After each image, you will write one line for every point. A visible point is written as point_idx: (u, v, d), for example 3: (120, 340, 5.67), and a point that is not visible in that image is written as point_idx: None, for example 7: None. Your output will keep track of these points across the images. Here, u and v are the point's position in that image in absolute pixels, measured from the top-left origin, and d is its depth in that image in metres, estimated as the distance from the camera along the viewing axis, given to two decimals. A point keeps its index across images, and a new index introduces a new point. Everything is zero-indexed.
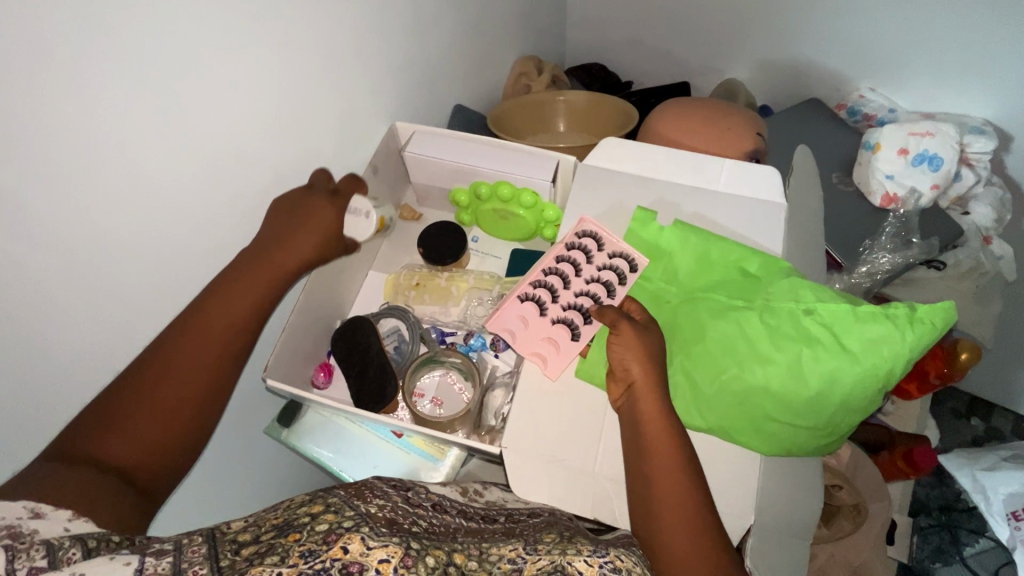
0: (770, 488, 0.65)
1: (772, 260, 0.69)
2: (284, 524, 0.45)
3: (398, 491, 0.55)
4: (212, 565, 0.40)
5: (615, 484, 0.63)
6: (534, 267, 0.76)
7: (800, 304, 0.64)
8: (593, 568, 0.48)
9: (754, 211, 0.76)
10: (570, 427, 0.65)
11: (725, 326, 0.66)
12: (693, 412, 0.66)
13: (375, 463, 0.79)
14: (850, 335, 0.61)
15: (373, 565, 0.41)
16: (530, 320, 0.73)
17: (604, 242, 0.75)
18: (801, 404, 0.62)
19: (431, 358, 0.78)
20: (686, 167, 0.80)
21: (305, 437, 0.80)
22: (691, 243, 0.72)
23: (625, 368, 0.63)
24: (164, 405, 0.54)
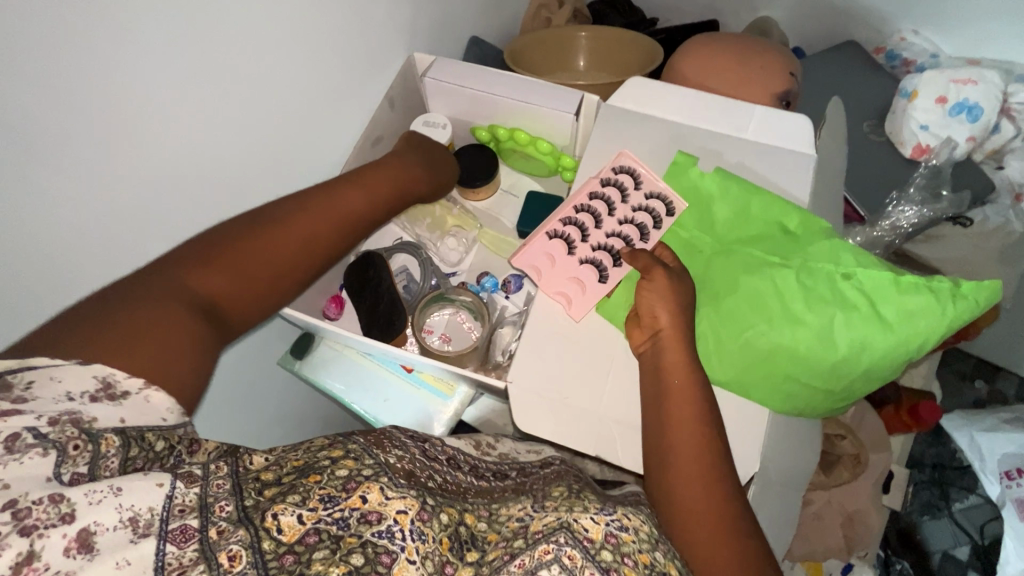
0: (773, 439, 0.65)
1: (814, 218, 0.67)
2: (306, 466, 0.47)
3: (416, 442, 0.58)
4: (237, 503, 0.42)
5: (619, 426, 0.64)
6: (568, 202, 0.73)
7: (839, 267, 0.63)
8: (600, 527, 0.49)
9: (779, 159, 0.73)
10: (578, 369, 0.66)
11: (759, 282, 0.65)
12: (713, 364, 0.65)
13: (385, 396, 0.81)
14: (887, 304, 0.60)
15: (391, 514, 0.44)
16: (557, 259, 0.71)
17: (642, 180, 0.73)
18: (824, 365, 0.62)
19: (442, 295, 0.78)
20: (718, 110, 0.76)
21: (317, 369, 0.82)
22: (732, 192, 0.70)
23: (654, 316, 0.63)
24: (247, 266, 0.55)
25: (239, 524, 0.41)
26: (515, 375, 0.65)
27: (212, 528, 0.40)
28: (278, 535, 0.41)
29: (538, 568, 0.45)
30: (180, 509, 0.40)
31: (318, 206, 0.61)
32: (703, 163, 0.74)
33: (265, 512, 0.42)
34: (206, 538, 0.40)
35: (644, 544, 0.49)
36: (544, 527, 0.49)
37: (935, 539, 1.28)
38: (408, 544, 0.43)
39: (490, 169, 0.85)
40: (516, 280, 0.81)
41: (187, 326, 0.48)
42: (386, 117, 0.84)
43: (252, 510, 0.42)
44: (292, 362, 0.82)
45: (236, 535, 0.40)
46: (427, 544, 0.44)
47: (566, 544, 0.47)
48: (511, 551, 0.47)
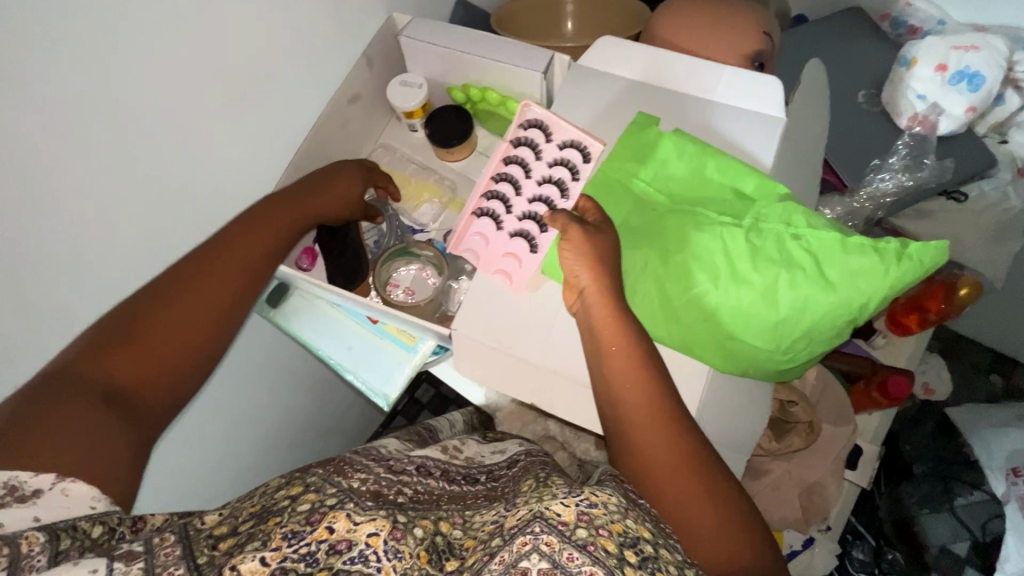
0: (714, 400, 0.66)
1: (769, 182, 0.66)
2: (262, 511, 0.50)
3: (380, 462, 0.61)
4: (189, 564, 0.44)
5: (561, 379, 0.65)
6: (483, 178, 0.73)
7: (789, 228, 0.62)
8: (571, 509, 0.49)
9: (744, 121, 0.72)
10: (525, 324, 0.67)
11: (709, 241, 0.64)
12: (658, 321, 0.65)
13: (349, 344, 0.85)
14: (833, 265, 0.59)
15: (361, 539, 0.47)
16: (491, 238, 0.71)
17: (551, 131, 0.73)
18: (767, 326, 0.61)
19: (405, 250, 0.81)
20: (684, 70, 0.75)
21: (288, 317, 0.85)
22: (688, 152, 0.69)
23: (575, 275, 0.62)
24: (157, 345, 0.58)
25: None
26: (459, 326, 0.67)
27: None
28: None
29: (518, 560, 0.46)
30: None
31: (227, 252, 0.65)
32: (665, 124, 0.73)
33: (222, 569, 0.43)
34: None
35: (616, 514, 0.50)
36: (517, 520, 0.49)
37: (933, 533, 1.20)
38: (384, 564, 0.46)
39: (462, 129, 0.86)
40: None
41: (88, 415, 0.52)
42: (365, 77, 0.86)
43: (207, 566, 0.45)
44: (265, 310, 0.85)
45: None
46: (405, 560, 0.47)
47: (541, 532, 0.47)
48: (490, 550, 0.49)
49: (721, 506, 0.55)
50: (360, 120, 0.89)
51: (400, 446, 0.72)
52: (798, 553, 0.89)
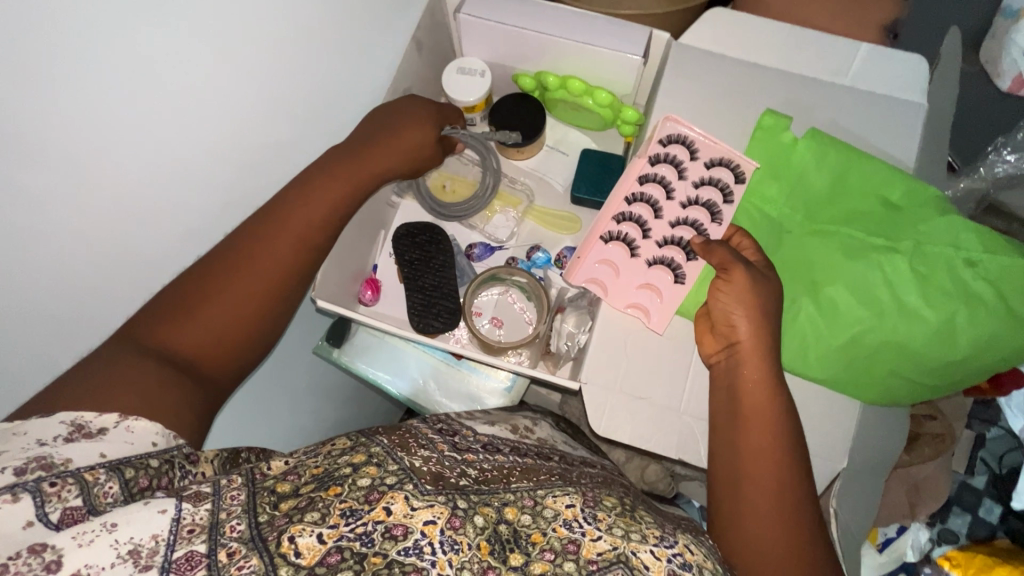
0: (864, 432, 0.59)
1: (923, 188, 0.58)
2: (325, 474, 0.40)
3: (443, 437, 0.50)
4: (250, 521, 0.36)
5: (701, 424, 0.57)
6: (614, 197, 0.64)
7: (960, 252, 0.55)
8: (661, 564, 0.39)
9: (883, 109, 0.62)
10: (654, 364, 0.58)
11: (867, 271, 0.57)
12: (809, 362, 0.57)
13: (435, 386, 0.75)
14: (1020, 296, 0.54)
15: (418, 527, 0.37)
16: (620, 267, 0.63)
17: (698, 146, 0.63)
18: (937, 363, 0.56)
19: (494, 275, 0.72)
20: (812, 50, 0.64)
21: (358, 357, 0.75)
22: (829, 161, 0.60)
23: (731, 323, 0.56)
24: (223, 331, 0.48)
25: (253, 547, 0.34)
26: (588, 376, 0.58)
27: (222, 551, 0.34)
28: (296, 559, 0.34)
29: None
30: (187, 531, 0.34)
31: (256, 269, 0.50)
32: (797, 126, 0.62)
33: (280, 534, 0.35)
34: (215, 562, 0.33)
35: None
36: (598, 556, 0.38)
37: None
38: (439, 558, 0.35)
39: (537, 124, 0.75)
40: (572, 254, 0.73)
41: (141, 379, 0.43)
42: (416, 65, 0.71)
43: (266, 528, 0.35)
44: (329, 350, 0.75)
45: (247, 564, 0.33)
46: (462, 554, 0.36)
47: None
48: None
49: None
50: None
51: (462, 420, 0.59)
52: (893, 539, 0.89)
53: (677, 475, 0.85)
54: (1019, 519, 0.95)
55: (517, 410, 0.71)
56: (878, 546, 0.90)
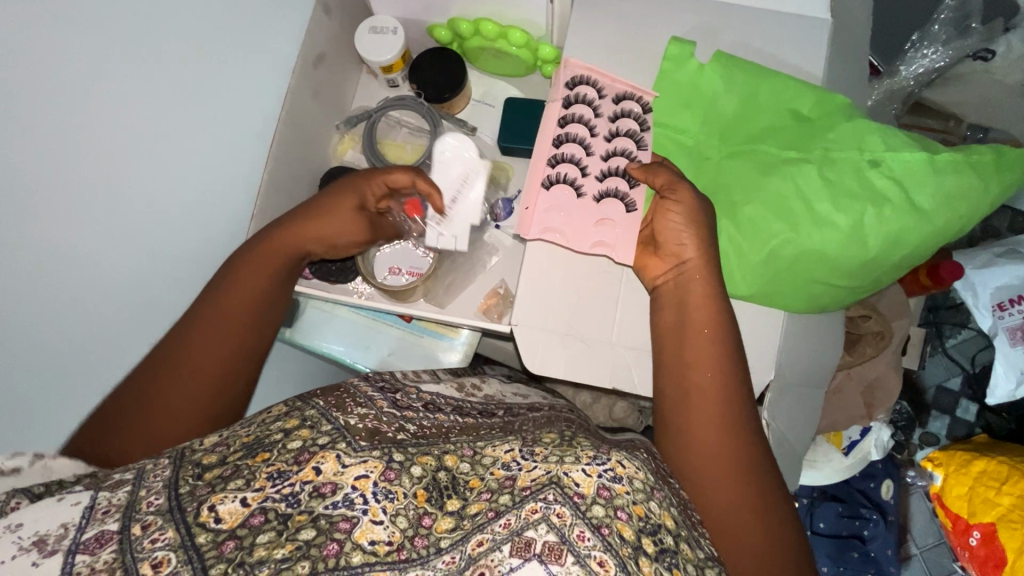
0: (793, 341, 0.62)
1: (831, 97, 0.59)
2: (255, 442, 0.43)
3: (384, 394, 0.52)
4: (170, 493, 0.39)
5: (633, 352, 0.60)
6: (541, 145, 0.61)
7: (866, 154, 0.57)
8: (591, 480, 0.43)
9: (788, 22, 0.63)
10: (583, 298, 0.60)
11: (780, 183, 0.58)
12: (735, 278, 0.59)
13: (389, 350, 0.76)
14: (922, 190, 0.55)
15: (349, 482, 0.40)
16: (571, 212, 0.59)
17: (602, 86, 0.62)
18: (852, 266, 0.57)
19: None
20: None
21: (310, 333, 0.75)
22: (736, 82, 0.61)
23: (680, 244, 0.56)
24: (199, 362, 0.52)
25: (169, 519, 0.37)
26: (518, 318, 0.60)
27: (136, 525, 0.36)
28: (217, 525, 0.37)
29: (525, 528, 0.40)
30: (102, 511, 0.37)
31: (233, 285, 0.55)
32: (702, 51, 0.63)
33: (199, 504, 0.37)
34: (128, 536, 0.36)
35: (639, 494, 0.44)
36: (532, 482, 0.42)
37: (928, 374, 1.04)
38: (372, 505, 0.40)
39: (458, 78, 0.74)
40: (505, 206, 0.75)
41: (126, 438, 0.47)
42: (326, 32, 0.70)
43: (186, 498, 0.38)
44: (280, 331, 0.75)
45: (162, 537, 0.36)
46: (397, 502, 0.40)
47: (556, 502, 0.41)
48: (496, 508, 0.41)
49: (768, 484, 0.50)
50: (330, 83, 0.74)
51: (408, 380, 0.60)
52: (857, 442, 0.93)
53: (643, 409, 0.88)
54: (994, 413, 1.00)
55: (466, 370, 0.73)
56: (843, 449, 0.93)
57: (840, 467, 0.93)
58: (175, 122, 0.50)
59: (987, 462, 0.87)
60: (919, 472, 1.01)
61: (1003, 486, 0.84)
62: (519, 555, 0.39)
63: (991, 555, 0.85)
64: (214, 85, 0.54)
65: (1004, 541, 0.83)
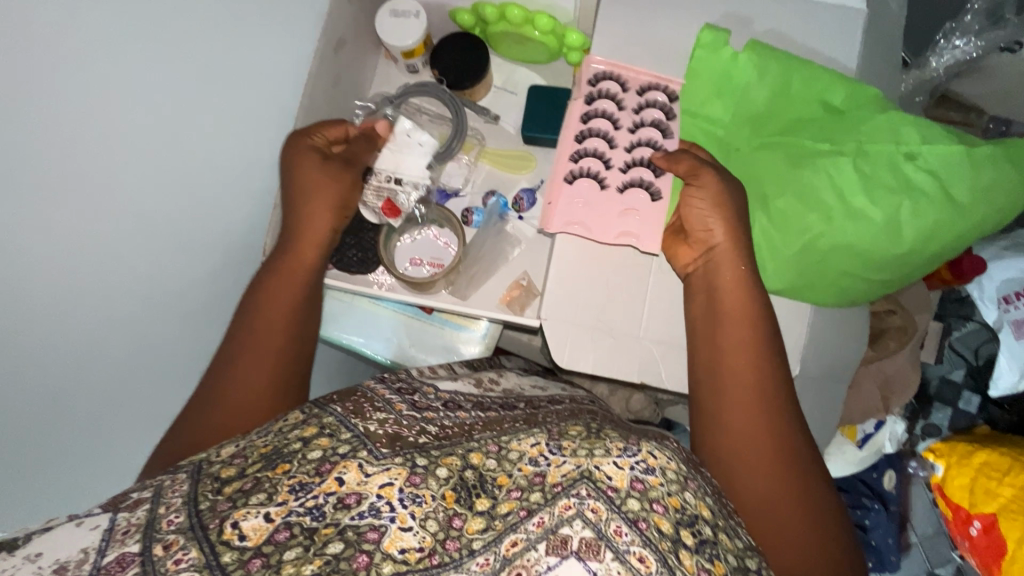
0: (820, 336, 0.61)
1: (863, 91, 0.58)
2: (273, 453, 0.42)
3: (403, 396, 0.51)
4: (190, 511, 0.38)
5: (660, 347, 0.59)
6: (565, 139, 0.60)
7: (901, 147, 0.56)
8: (623, 473, 0.42)
9: (824, 9, 0.61)
10: (612, 293, 0.59)
11: (814, 176, 0.57)
12: (768, 271, 0.58)
13: (408, 342, 0.75)
14: (960, 184, 0.54)
15: (373, 491, 0.39)
16: (596, 204, 0.59)
17: (627, 79, 0.61)
18: (886, 258, 0.57)
19: (401, 219, 0.70)
20: None
21: (329, 324, 0.74)
22: (769, 71, 0.59)
23: (707, 228, 0.56)
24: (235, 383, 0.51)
25: (191, 537, 0.36)
26: (547, 312, 0.59)
27: (158, 545, 0.36)
28: (242, 543, 0.36)
29: (559, 526, 0.39)
30: (122, 532, 0.36)
31: (263, 299, 0.55)
32: (736, 39, 0.61)
33: (221, 521, 0.37)
34: (150, 557, 0.35)
35: (673, 485, 0.43)
36: (562, 478, 0.42)
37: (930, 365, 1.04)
38: (399, 513, 0.39)
39: (481, 64, 0.72)
40: (528, 197, 0.73)
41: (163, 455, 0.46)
42: (346, 15, 0.68)
43: (207, 514, 0.38)
44: None
45: (186, 557, 0.35)
46: (426, 505, 0.40)
47: (589, 497, 0.40)
48: (528, 507, 0.40)
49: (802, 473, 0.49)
50: (349, 67, 0.72)
51: (422, 376, 0.59)
52: (871, 435, 0.93)
53: (661, 401, 0.87)
54: (997, 405, 1.00)
55: (484, 362, 0.72)
56: (857, 442, 0.93)
57: (854, 459, 0.94)
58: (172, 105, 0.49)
59: (989, 453, 0.88)
60: (920, 463, 1.01)
61: (1005, 477, 0.85)
62: (556, 553, 0.38)
63: (992, 545, 0.85)
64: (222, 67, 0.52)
65: (1003, 531, 0.83)
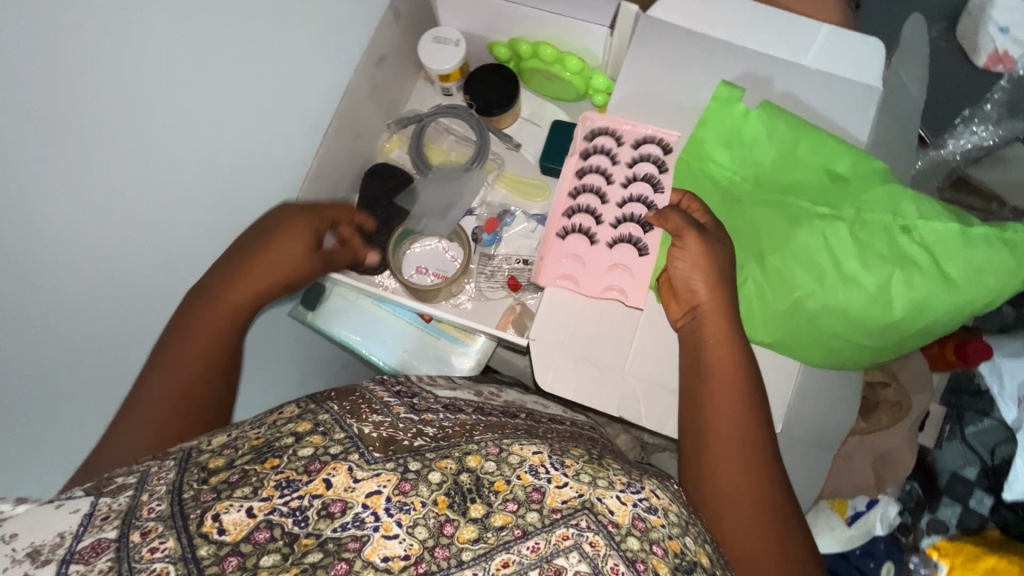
0: (805, 397, 0.61)
1: (867, 160, 0.59)
2: (264, 445, 0.39)
3: (401, 400, 0.50)
4: (172, 499, 0.34)
5: (643, 385, 0.60)
6: (561, 196, 0.66)
7: (899, 218, 0.56)
8: (626, 508, 0.40)
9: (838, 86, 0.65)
10: (601, 326, 0.61)
11: (809, 238, 0.58)
12: (756, 322, 0.60)
13: (403, 347, 0.77)
14: (953, 261, 0.54)
15: (359, 500, 0.35)
16: (586, 256, 0.63)
17: (622, 135, 0.66)
18: (874, 328, 0.57)
19: (410, 231, 0.75)
20: (779, 26, 0.65)
21: (331, 320, 0.77)
22: (778, 132, 0.61)
23: (690, 289, 0.56)
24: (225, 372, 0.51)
25: (170, 527, 0.32)
26: (537, 332, 0.61)
27: (135, 532, 0.32)
28: (220, 537, 0.32)
29: (554, 555, 0.35)
30: (100, 518, 0.33)
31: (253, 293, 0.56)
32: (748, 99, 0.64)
33: (203, 513, 0.33)
34: (126, 544, 0.31)
35: (676, 528, 0.42)
36: (562, 504, 0.38)
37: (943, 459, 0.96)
38: (385, 521, 0.35)
39: (511, 95, 0.77)
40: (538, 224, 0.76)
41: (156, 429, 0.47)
42: (394, 35, 0.73)
43: (190, 504, 0.34)
44: (302, 315, 0.77)
45: (162, 546, 0.31)
46: (414, 513, 0.36)
47: (588, 529, 0.37)
48: (523, 526, 0.36)
49: (780, 535, 0.48)
50: (388, 84, 0.77)
51: (423, 384, 0.60)
52: (862, 513, 0.90)
53: (647, 446, 0.86)
54: (1011, 510, 0.91)
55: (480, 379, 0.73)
56: (846, 519, 0.90)
57: (841, 538, 0.90)
58: (229, 96, 0.53)
59: (997, 560, 0.81)
60: (923, 559, 0.92)
61: None
62: None
63: None
64: (277, 70, 0.58)
65: None
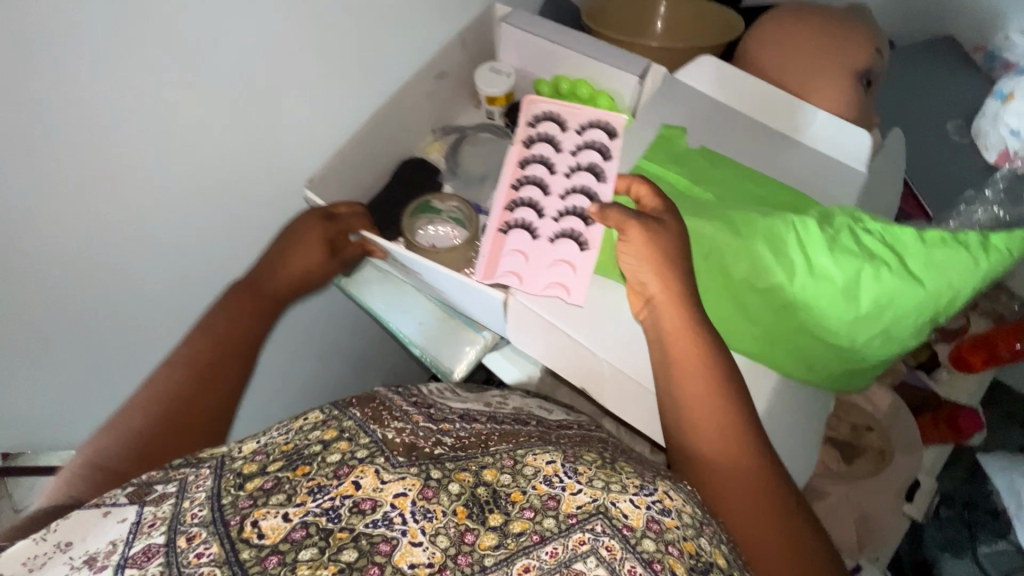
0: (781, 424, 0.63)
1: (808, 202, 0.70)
2: (293, 453, 0.43)
3: (417, 410, 0.55)
4: (213, 505, 0.39)
5: None
6: (501, 198, 0.73)
7: (863, 223, 0.60)
8: (640, 513, 0.42)
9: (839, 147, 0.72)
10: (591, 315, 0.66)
11: (778, 225, 0.62)
12: (729, 314, 0.65)
13: (420, 321, 0.82)
14: (914, 257, 0.57)
15: (387, 500, 0.40)
16: (529, 253, 0.69)
17: (559, 146, 0.76)
18: (843, 319, 0.60)
19: (428, 207, 0.78)
20: (779, 107, 0.78)
21: (363, 287, 0.83)
22: (726, 171, 0.73)
23: (641, 282, 0.61)
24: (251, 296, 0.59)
25: (213, 533, 0.37)
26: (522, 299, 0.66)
27: (181, 537, 0.37)
28: (260, 541, 0.37)
29: (573, 560, 0.39)
30: (149, 526, 0.38)
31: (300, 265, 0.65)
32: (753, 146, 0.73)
33: (242, 520, 0.37)
34: (175, 549, 0.36)
35: (688, 530, 0.43)
36: (579, 509, 0.42)
37: None
38: (411, 526, 0.39)
39: None
40: None
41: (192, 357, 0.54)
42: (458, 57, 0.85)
43: (229, 511, 0.38)
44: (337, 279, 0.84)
45: (207, 552, 0.36)
46: (436, 521, 0.39)
47: (604, 534, 0.40)
48: (541, 532, 0.40)
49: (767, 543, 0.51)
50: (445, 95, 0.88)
51: (437, 396, 0.65)
52: None
53: None
54: None
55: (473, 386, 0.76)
56: None
57: None
58: None
59: None
60: None
61: None
62: None
63: None
64: None
65: None
